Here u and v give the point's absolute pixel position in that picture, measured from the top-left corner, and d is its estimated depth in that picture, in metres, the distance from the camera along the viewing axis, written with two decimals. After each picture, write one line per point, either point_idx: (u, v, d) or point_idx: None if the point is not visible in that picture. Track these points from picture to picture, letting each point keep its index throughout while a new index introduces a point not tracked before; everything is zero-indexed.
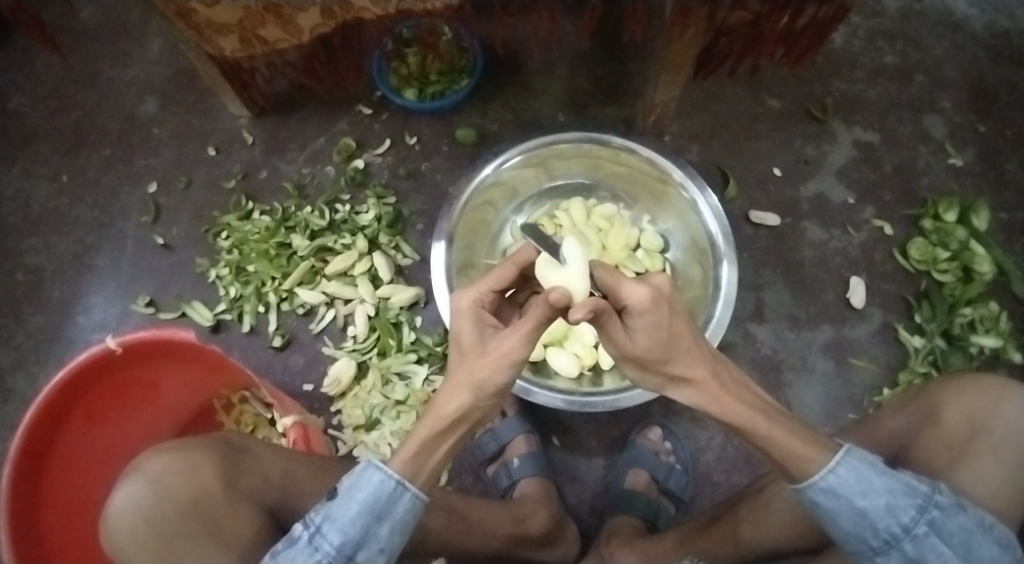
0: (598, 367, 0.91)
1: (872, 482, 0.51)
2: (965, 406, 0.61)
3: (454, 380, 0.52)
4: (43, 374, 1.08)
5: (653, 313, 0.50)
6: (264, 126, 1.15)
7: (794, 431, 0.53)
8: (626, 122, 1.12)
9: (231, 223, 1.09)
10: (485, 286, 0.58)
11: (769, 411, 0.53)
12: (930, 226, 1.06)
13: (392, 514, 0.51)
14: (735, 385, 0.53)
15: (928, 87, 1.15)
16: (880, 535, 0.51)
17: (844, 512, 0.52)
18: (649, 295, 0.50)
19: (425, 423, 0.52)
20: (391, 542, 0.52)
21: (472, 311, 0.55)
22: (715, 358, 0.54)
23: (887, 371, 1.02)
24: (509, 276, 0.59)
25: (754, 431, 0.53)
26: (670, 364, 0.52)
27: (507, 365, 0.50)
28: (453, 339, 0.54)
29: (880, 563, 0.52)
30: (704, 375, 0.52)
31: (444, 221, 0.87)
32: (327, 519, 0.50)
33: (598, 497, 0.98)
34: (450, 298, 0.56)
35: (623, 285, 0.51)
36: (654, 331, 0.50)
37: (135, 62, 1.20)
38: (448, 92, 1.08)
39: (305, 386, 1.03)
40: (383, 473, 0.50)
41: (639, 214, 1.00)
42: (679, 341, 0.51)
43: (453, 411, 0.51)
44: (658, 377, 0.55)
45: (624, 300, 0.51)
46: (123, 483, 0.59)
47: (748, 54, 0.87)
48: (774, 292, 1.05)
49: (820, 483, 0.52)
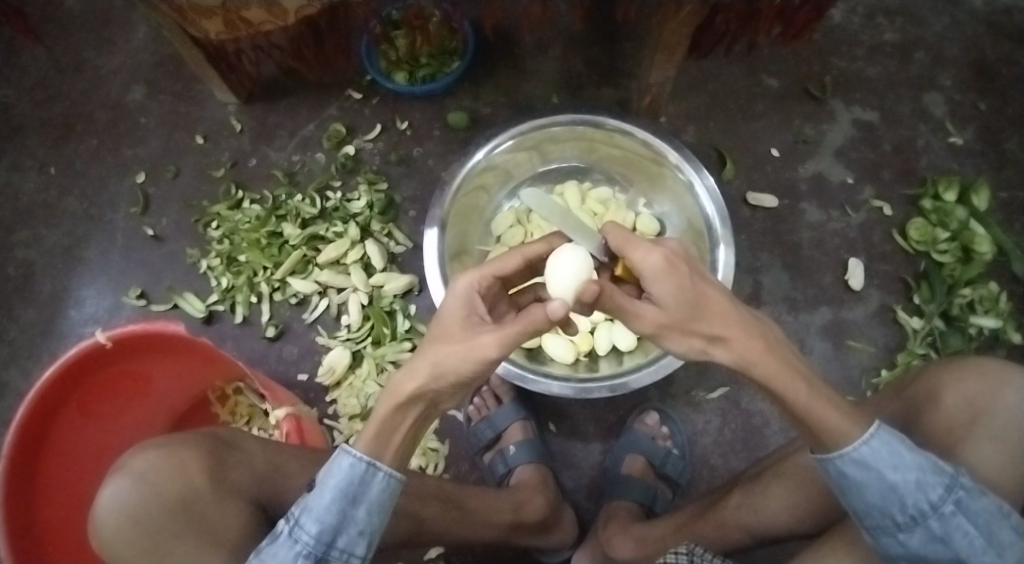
0: (594, 352, 0.90)
1: (903, 457, 0.50)
2: (965, 389, 0.60)
3: (414, 361, 0.50)
4: (36, 368, 1.07)
5: (671, 274, 0.50)
6: (252, 112, 1.13)
7: (832, 406, 0.52)
8: (621, 103, 1.10)
9: (221, 213, 1.07)
10: (487, 272, 0.56)
11: (806, 376, 0.52)
12: (930, 206, 1.04)
13: (366, 496, 0.50)
14: (773, 343, 0.52)
15: (927, 64, 1.13)
16: (907, 510, 0.50)
17: (872, 485, 0.51)
18: (663, 257, 0.51)
19: (382, 400, 0.51)
20: (369, 525, 0.51)
21: (468, 295, 0.54)
22: (751, 319, 0.53)
23: (885, 353, 1.01)
24: (509, 264, 0.58)
25: (796, 396, 0.51)
26: (701, 322, 0.51)
27: (476, 360, 0.49)
28: (438, 322, 0.53)
29: (903, 539, 0.51)
30: (741, 332, 0.51)
31: (436, 207, 0.85)
32: (304, 511, 0.50)
33: (595, 483, 0.98)
34: (454, 280, 0.55)
35: (636, 250, 0.52)
36: (680, 289, 0.50)
37: (120, 50, 1.18)
38: (439, 76, 1.06)
39: (300, 376, 1.02)
40: (353, 456, 0.49)
41: (634, 197, 0.99)
42: (704, 297, 0.51)
43: (411, 391, 0.49)
44: (695, 339, 0.52)
45: (638, 265, 0.52)
46: (110, 480, 0.58)
47: (745, 32, 0.84)
48: (772, 275, 1.04)
49: (852, 454, 0.51)
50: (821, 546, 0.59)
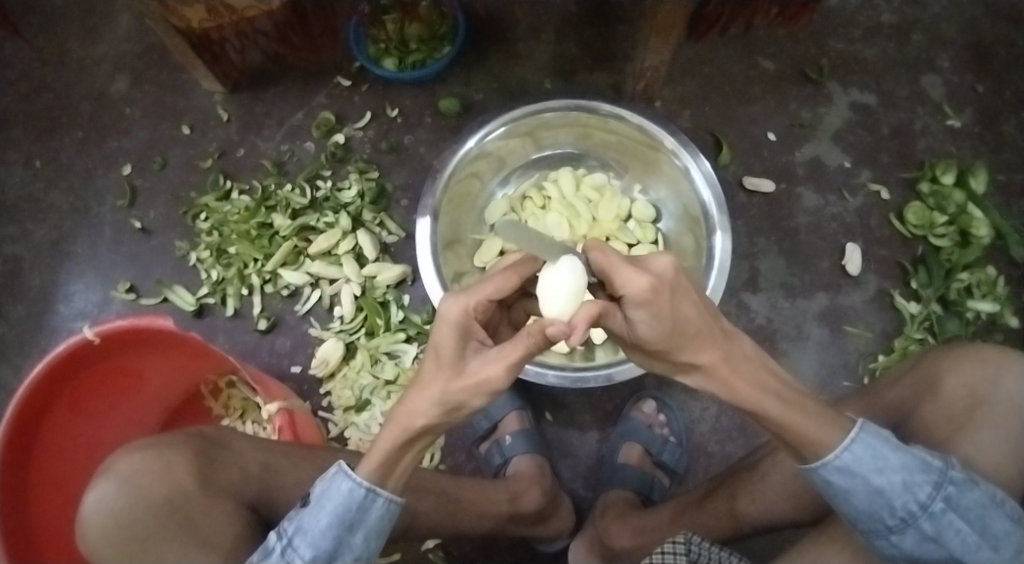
0: (590, 341, 0.88)
1: (888, 459, 0.49)
2: (965, 377, 0.59)
3: (418, 389, 0.46)
4: (25, 364, 1.05)
5: (652, 304, 0.43)
6: (239, 101, 1.11)
7: (812, 413, 0.49)
8: (615, 88, 1.08)
9: (209, 204, 1.05)
10: (484, 293, 0.49)
11: (782, 391, 0.49)
12: (927, 189, 1.03)
13: (365, 522, 0.50)
14: (748, 365, 0.49)
15: (925, 45, 1.11)
16: (896, 513, 0.49)
17: (858, 491, 0.50)
18: (649, 286, 0.43)
19: (387, 432, 0.48)
20: (367, 550, 0.51)
21: (461, 323, 0.46)
22: (726, 336, 0.48)
23: (882, 338, 1.01)
24: (509, 284, 0.51)
25: (768, 414, 0.49)
26: (671, 348, 0.47)
27: (486, 392, 0.44)
28: (429, 346, 0.47)
29: (896, 541, 0.50)
30: (713, 359, 0.47)
31: (429, 196, 0.84)
32: (299, 532, 0.50)
33: (592, 472, 0.97)
34: (441, 303, 0.48)
35: (620, 273, 0.44)
36: (655, 321, 0.44)
37: (104, 39, 1.15)
38: (429, 61, 1.04)
39: (293, 368, 1.01)
40: (352, 480, 0.49)
41: (630, 183, 0.98)
42: (682, 326, 0.45)
43: (423, 426, 0.46)
44: (664, 360, 0.49)
45: (620, 288, 0.44)
46: (96, 483, 0.57)
47: (741, 15, 0.84)
48: (769, 261, 1.03)
49: (835, 462, 0.49)
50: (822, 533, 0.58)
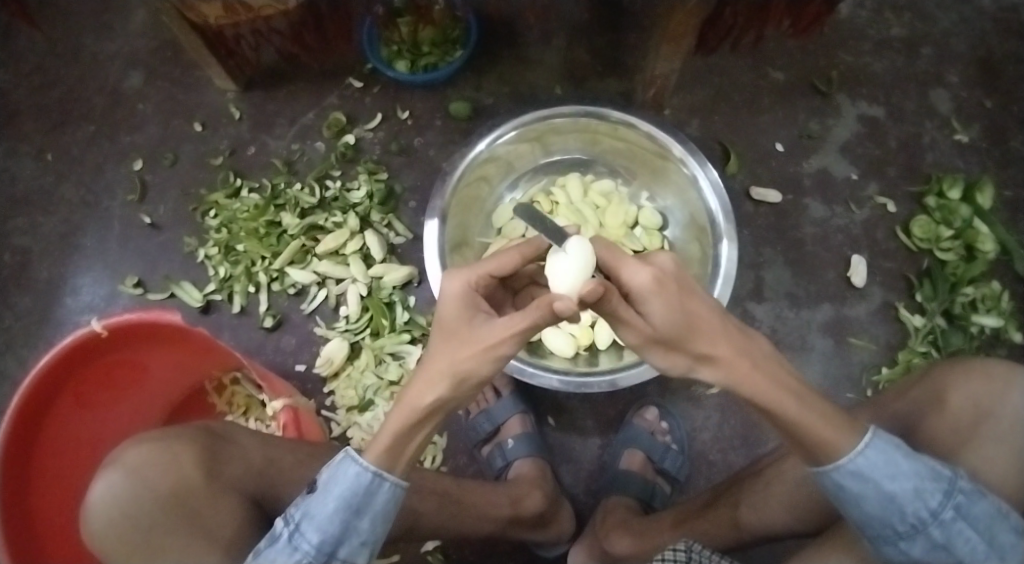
0: (594, 346, 0.89)
1: (900, 466, 0.49)
2: (972, 391, 0.59)
3: (428, 369, 0.46)
4: (31, 355, 1.06)
5: (661, 294, 0.45)
6: (251, 99, 1.11)
7: (823, 411, 0.49)
8: (625, 95, 1.09)
9: (219, 201, 1.06)
10: (484, 268, 0.50)
11: (799, 391, 0.49)
12: (934, 204, 1.04)
13: (371, 506, 0.50)
14: (766, 362, 0.48)
15: (934, 60, 1.12)
16: (907, 520, 0.49)
17: (869, 497, 0.50)
18: (652, 277, 0.45)
19: (396, 412, 0.47)
20: (373, 534, 0.51)
21: (466, 296, 0.49)
22: (743, 334, 0.48)
23: (886, 351, 1.01)
24: (510, 261, 0.52)
25: (786, 413, 0.48)
26: (690, 343, 0.46)
27: (492, 357, 0.45)
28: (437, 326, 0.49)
29: (905, 548, 0.50)
30: (731, 353, 0.46)
31: (437, 199, 0.84)
32: (306, 517, 0.50)
33: (593, 477, 0.97)
34: (444, 280, 0.50)
35: (625, 268, 0.47)
36: (670, 312, 0.45)
37: (118, 35, 1.16)
38: (441, 64, 1.05)
39: (298, 366, 1.02)
40: (359, 464, 0.49)
41: (637, 190, 0.98)
42: (696, 316, 0.45)
43: (432, 403, 0.46)
44: (680, 358, 0.48)
45: (628, 282, 0.47)
46: (103, 474, 0.57)
47: (753, 26, 0.84)
48: (774, 271, 1.04)
49: (848, 465, 0.50)
50: (822, 545, 0.59)
